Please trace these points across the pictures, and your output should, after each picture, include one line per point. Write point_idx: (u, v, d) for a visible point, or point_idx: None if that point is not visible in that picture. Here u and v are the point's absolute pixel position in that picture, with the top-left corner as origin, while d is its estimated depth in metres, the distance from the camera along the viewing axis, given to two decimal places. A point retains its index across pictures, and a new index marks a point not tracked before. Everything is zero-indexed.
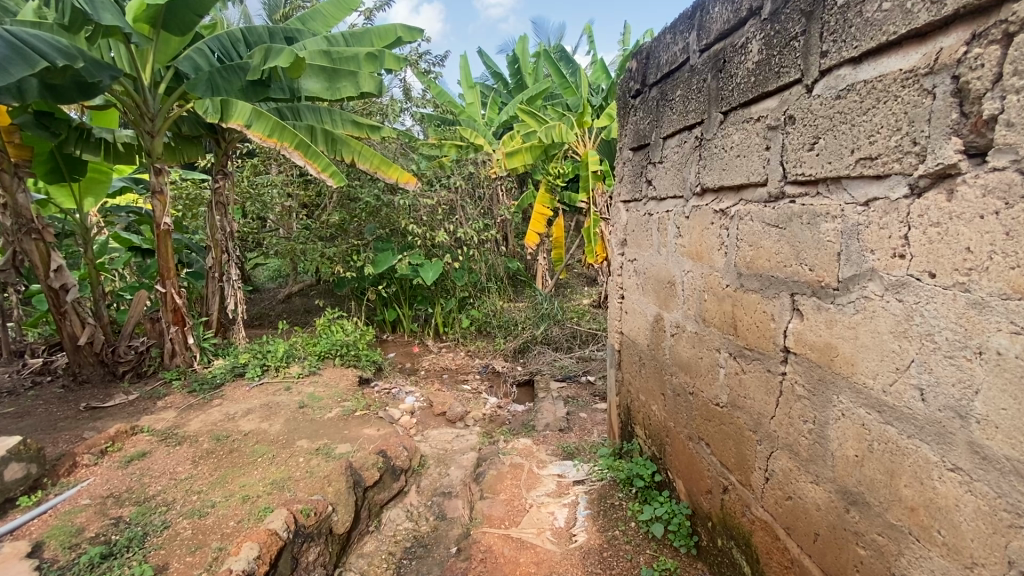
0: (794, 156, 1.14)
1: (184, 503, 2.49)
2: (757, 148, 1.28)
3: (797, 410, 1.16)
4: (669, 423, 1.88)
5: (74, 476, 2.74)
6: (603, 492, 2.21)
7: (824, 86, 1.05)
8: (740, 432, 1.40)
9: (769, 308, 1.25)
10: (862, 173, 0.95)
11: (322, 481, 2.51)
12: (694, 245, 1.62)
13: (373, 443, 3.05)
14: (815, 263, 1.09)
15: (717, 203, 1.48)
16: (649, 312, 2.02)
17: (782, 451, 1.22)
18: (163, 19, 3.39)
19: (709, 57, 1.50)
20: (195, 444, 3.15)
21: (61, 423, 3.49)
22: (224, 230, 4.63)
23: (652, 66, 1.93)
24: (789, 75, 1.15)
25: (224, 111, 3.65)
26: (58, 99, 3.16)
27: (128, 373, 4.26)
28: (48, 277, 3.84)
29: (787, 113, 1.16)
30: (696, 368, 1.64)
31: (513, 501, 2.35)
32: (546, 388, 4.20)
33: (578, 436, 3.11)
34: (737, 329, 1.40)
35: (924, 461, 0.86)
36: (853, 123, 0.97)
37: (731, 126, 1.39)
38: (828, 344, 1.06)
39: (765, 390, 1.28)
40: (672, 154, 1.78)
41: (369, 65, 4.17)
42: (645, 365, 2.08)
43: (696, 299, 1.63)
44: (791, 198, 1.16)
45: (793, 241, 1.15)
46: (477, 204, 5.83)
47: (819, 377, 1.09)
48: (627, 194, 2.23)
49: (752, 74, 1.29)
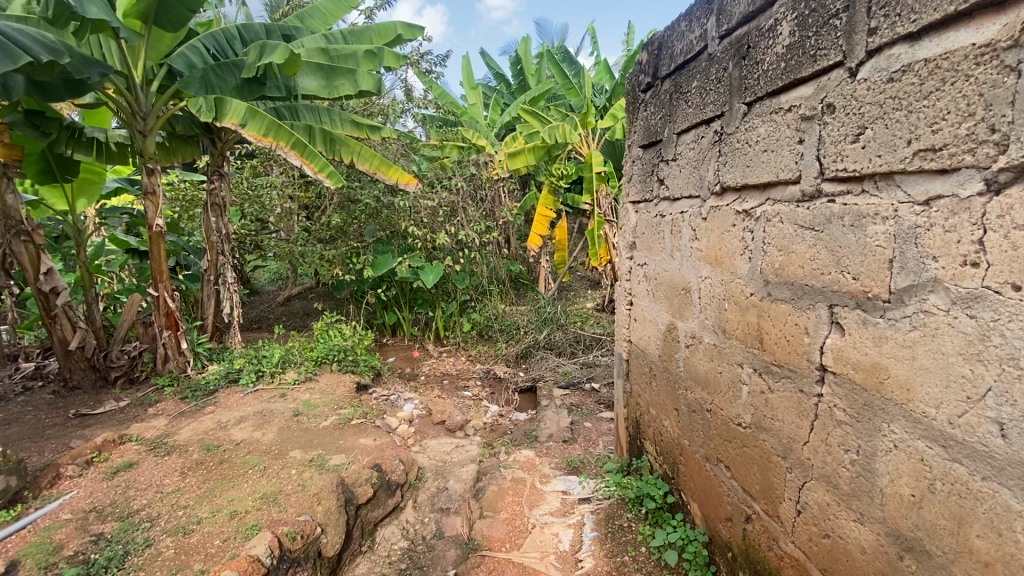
0: (833, 149, 1.01)
1: (169, 519, 2.36)
2: (788, 141, 1.15)
3: (835, 438, 1.03)
4: (683, 440, 1.75)
5: (57, 489, 2.61)
6: (611, 512, 2.08)
7: (872, 68, 0.92)
8: (766, 456, 1.26)
9: (803, 321, 1.11)
10: (922, 167, 0.82)
11: (312, 499, 2.38)
12: (713, 248, 1.49)
13: (369, 455, 2.92)
14: (860, 272, 0.95)
15: (739, 203, 1.35)
16: (660, 321, 1.89)
17: (817, 482, 1.08)
18: (154, 14, 3.26)
19: (730, 44, 1.37)
20: (184, 455, 3.02)
21: (49, 430, 3.37)
22: (219, 232, 4.51)
23: (664, 57, 1.80)
24: (827, 57, 1.02)
25: (218, 109, 3.53)
26: (46, 96, 3.03)
27: (120, 378, 4.13)
28: (38, 280, 3.73)
29: (825, 101, 1.03)
30: (714, 383, 1.51)
31: (514, 520, 2.22)
32: (548, 396, 4.06)
33: (583, 448, 2.98)
34: (764, 342, 1.26)
35: (1004, 509, 0.73)
36: (911, 110, 0.84)
37: (757, 118, 1.26)
38: (875, 364, 0.92)
39: (796, 412, 1.14)
40: (686, 151, 1.65)
41: (368, 63, 4.07)
42: (656, 377, 1.95)
43: (714, 308, 1.49)
44: (829, 196, 1.03)
45: (832, 246, 1.02)
46: (479, 206, 5.69)
47: (865, 403, 0.95)
48: (636, 195, 2.10)
49: (783, 60, 1.16)
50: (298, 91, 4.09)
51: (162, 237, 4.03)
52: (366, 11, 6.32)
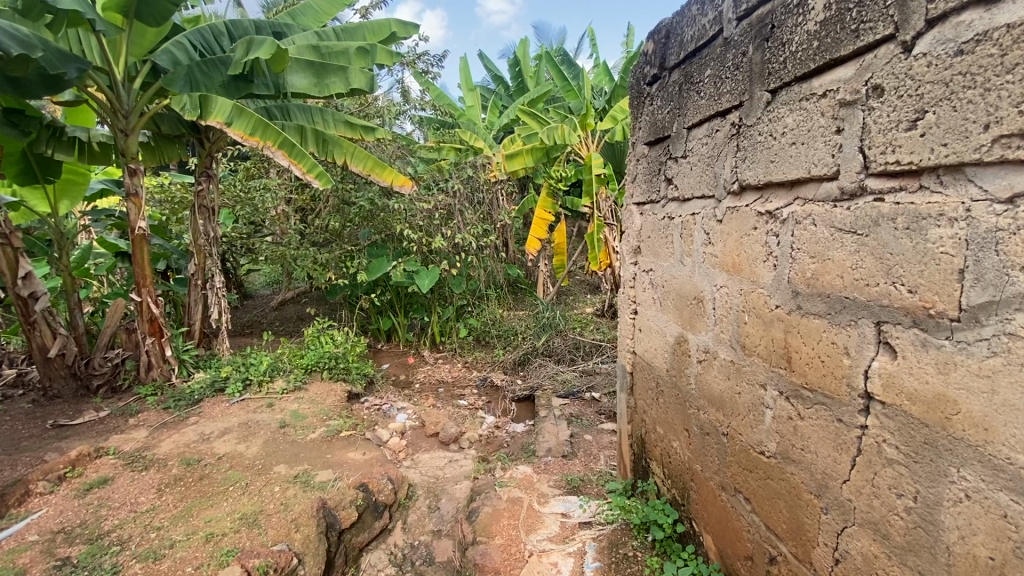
0: (881, 138, 0.86)
1: (141, 542, 2.17)
2: (822, 132, 0.99)
3: (885, 479, 0.87)
4: (694, 465, 1.59)
5: (24, 508, 2.43)
6: (614, 539, 1.91)
7: (933, 40, 0.77)
8: (795, 493, 1.11)
9: (841, 340, 0.96)
10: (1003, 157, 0.67)
11: (290, 525, 2.23)
12: (730, 255, 1.33)
13: (357, 471, 2.76)
14: (918, 283, 0.80)
15: (763, 203, 1.19)
16: (669, 333, 1.73)
17: (860, 528, 0.93)
18: (135, 8, 3.07)
19: (749, 25, 1.22)
20: (163, 470, 2.82)
21: (23, 442, 3.19)
22: (207, 235, 4.31)
23: (673, 45, 1.64)
24: (874, 31, 0.86)
25: (202, 107, 3.38)
26: (20, 92, 2.86)
27: (102, 387, 3.93)
28: (16, 284, 3.54)
29: (870, 84, 0.88)
30: (731, 405, 1.35)
31: (510, 547, 2.05)
32: (547, 405, 3.89)
33: (583, 464, 2.82)
34: (792, 362, 1.11)
35: None
36: (989, 87, 0.69)
37: (783, 105, 1.10)
38: (939, 395, 0.77)
39: (832, 444, 0.99)
40: (699, 146, 1.49)
41: (360, 60, 3.85)
42: (664, 393, 1.79)
43: (732, 320, 1.34)
44: (875, 193, 0.88)
45: (879, 253, 0.87)
46: (476, 209, 5.57)
47: (925, 440, 0.80)
48: (641, 196, 1.95)
49: (815, 38, 1.00)
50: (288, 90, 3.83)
51: (145, 240, 3.84)
52: (361, 11, 6.20)
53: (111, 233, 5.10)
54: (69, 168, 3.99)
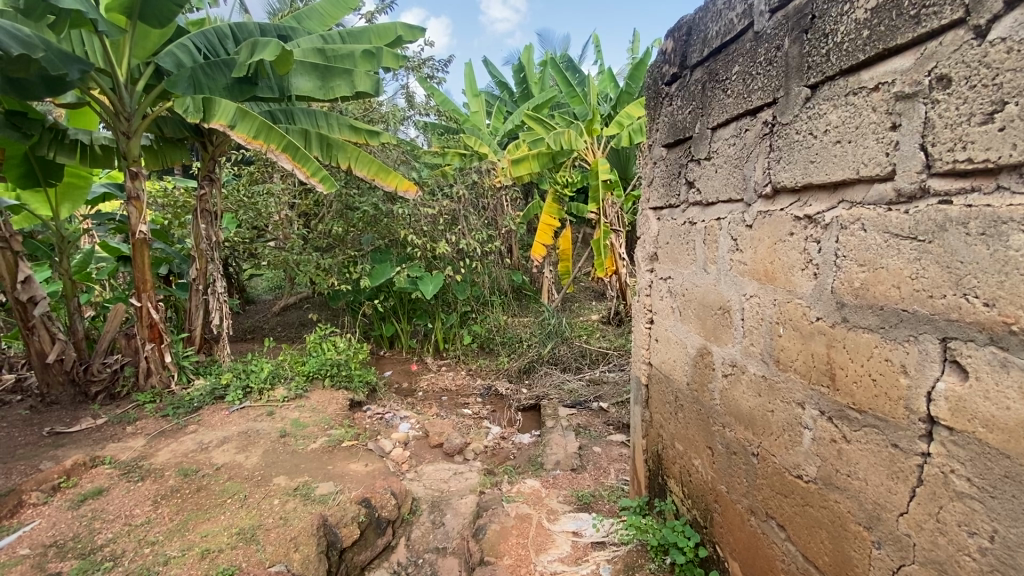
0: (950, 134, 0.77)
1: (134, 558, 2.08)
2: (874, 130, 0.90)
3: (952, 515, 0.79)
4: (719, 485, 1.49)
5: (16, 519, 2.34)
6: (630, 561, 1.81)
7: (1014, 24, 0.68)
8: (840, 523, 1.02)
9: (897, 357, 0.87)
10: None
11: (289, 543, 2.13)
12: (763, 262, 1.24)
13: (360, 484, 2.66)
14: (995, 297, 0.72)
15: (801, 206, 1.10)
16: (689, 344, 1.64)
17: (921, 566, 0.86)
18: (139, 10, 2.99)
19: (785, 17, 1.14)
20: (159, 481, 2.72)
21: (19, 450, 3.11)
22: (209, 239, 4.22)
23: (694, 42, 1.56)
24: (938, 16, 0.78)
25: (205, 111, 3.29)
26: (20, 93, 2.76)
27: (100, 394, 3.84)
28: (15, 289, 3.48)
29: (934, 75, 0.80)
30: (763, 424, 1.26)
31: (519, 568, 1.94)
32: (553, 416, 3.78)
33: (593, 478, 2.72)
34: (836, 381, 1.01)
35: None
36: None
37: (824, 102, 1.01)
38: (1020, 423, 0.69)
39: (885, 471, 0.91)
40: (725, 147, 1.40)
41: (365, 63, 3.75)
42: (684, 408, 1.69)
43: (764, 332, 1.25)
44: (940, 195, 0.79)
45: (947, 261, 0.78)
46: (480, 215, 5.46)
47: (1004, 473, 0.72)
48: (658, 200, 1.86)
49: (864, 27, 0.92)
50: (292, 92, 3.76)
51: (146, 245, 3.73)
52: (366, 15, 6.16)
53: (115, 237, 5.04)
54: (70, 172, 3.92)
